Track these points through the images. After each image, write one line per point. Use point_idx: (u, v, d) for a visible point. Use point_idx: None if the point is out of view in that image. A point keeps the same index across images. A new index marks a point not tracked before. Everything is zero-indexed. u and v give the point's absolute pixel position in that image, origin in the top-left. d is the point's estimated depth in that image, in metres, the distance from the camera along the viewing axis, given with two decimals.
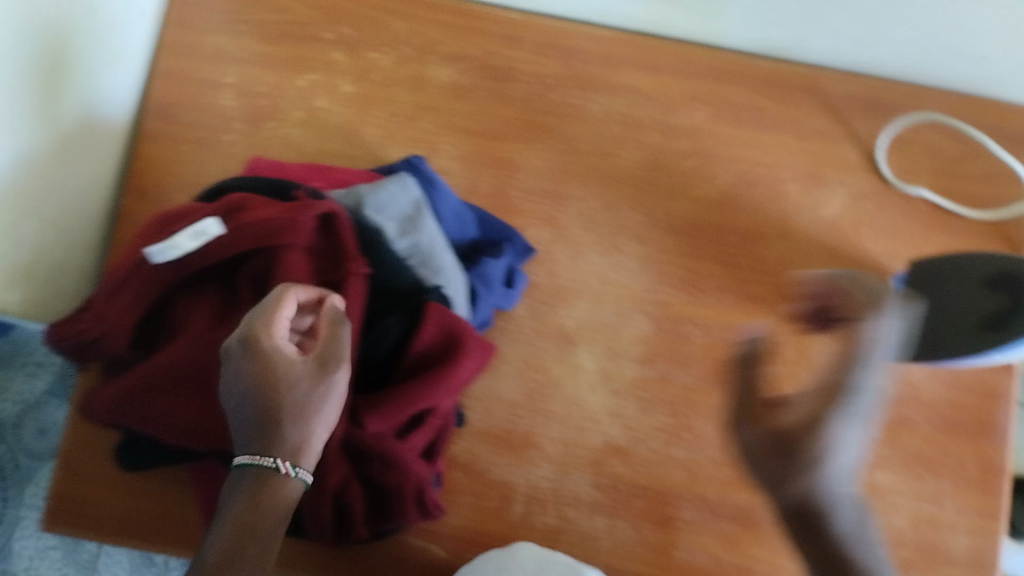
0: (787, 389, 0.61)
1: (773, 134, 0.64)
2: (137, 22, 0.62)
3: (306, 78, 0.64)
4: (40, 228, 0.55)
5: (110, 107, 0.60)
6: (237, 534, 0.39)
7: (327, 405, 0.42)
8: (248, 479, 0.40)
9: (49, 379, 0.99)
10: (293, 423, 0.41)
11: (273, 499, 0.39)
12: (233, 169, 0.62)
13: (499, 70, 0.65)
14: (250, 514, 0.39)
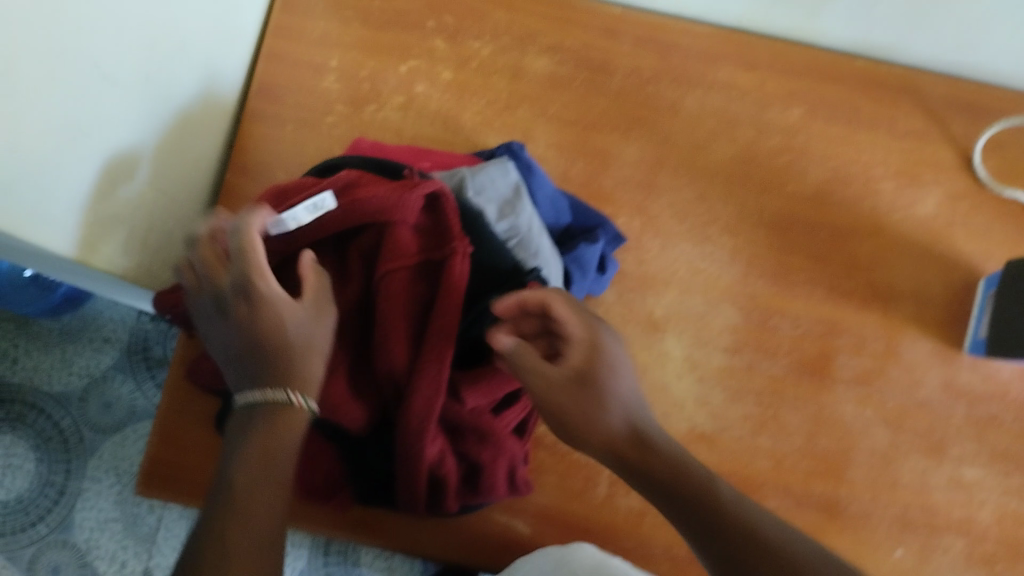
0: (873, 383, 0.63)
1: (869, 133, 0.67)
2: (249, 5, 0.64)
3: (407, 64, 0.65)
4: (154, 196, 0.56)
5: (220, 84, 0.62)
6: (260, 457, 0.42)
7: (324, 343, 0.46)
8: (263, 410, 0.44)
9: (115, 353, 1.04)
10: (292, 359, 0.45)
11: (289, 423, 0.44)
12: (337, 150, 0.64)
13: (598, 61, 0.66)
14: (270, 437, 0.43)
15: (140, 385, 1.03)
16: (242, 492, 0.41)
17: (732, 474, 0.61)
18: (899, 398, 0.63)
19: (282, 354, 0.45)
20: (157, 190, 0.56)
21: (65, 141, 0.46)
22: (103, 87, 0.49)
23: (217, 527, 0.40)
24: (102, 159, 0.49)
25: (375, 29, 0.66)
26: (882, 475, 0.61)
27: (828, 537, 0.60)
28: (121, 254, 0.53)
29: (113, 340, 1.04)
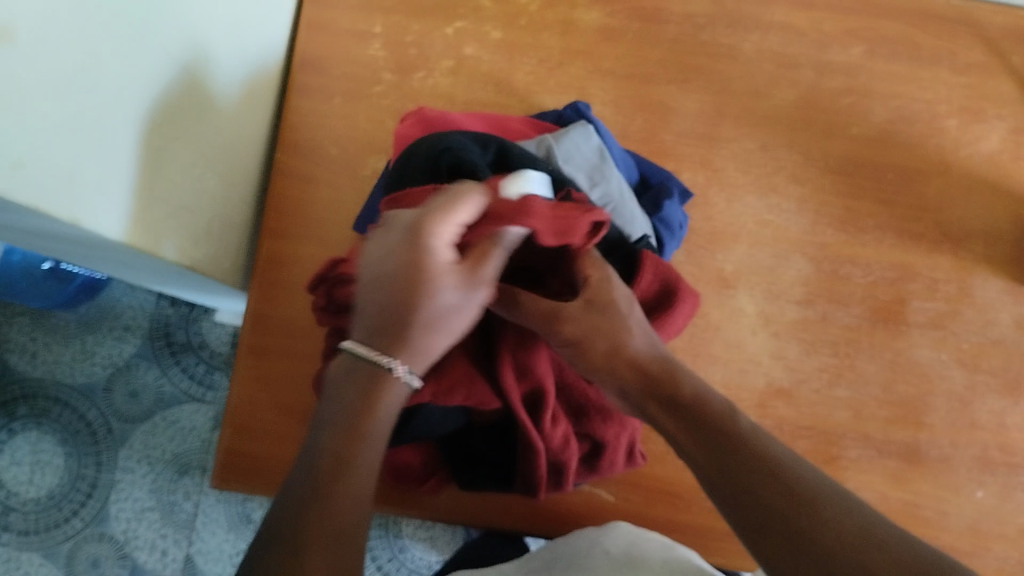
0: (948, 325, 0.62)
1: (929, 69, 0.65)
2: None
3: (453, 25, 0.63)
4: (214, 182, 0.54)
5: (265, 57, 0.59)
6: (348, 436, 0.36)
7: (456, 325, 0.39)
8: (361, 371, 0.38)
9: (138, 342, 1.05)
10: (417, 326, 0.38)
11: (385, 397, 0.38)
12: (388, 121, 0.62)
13: (650, 10, 0.64)
14: (363, 416, 0.37)
15: (166, 372, 1.05)
16: (330, 474, 0.35)
17: (811, 427, 0.60)
18: (974, 338, 0.62)
19: (407, 319, 0.38)
20: (220, 182, 0.55)
21: (144, 134, 0.43)
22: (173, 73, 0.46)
23: (303, 516, 0.34)
24: (180, 157, 0.48)
25: None
26: (960, 418, 0.61)
27: (909, 482, 0.60)
28: (190, 245, 0.52)
29: (133, 328, 1.05)
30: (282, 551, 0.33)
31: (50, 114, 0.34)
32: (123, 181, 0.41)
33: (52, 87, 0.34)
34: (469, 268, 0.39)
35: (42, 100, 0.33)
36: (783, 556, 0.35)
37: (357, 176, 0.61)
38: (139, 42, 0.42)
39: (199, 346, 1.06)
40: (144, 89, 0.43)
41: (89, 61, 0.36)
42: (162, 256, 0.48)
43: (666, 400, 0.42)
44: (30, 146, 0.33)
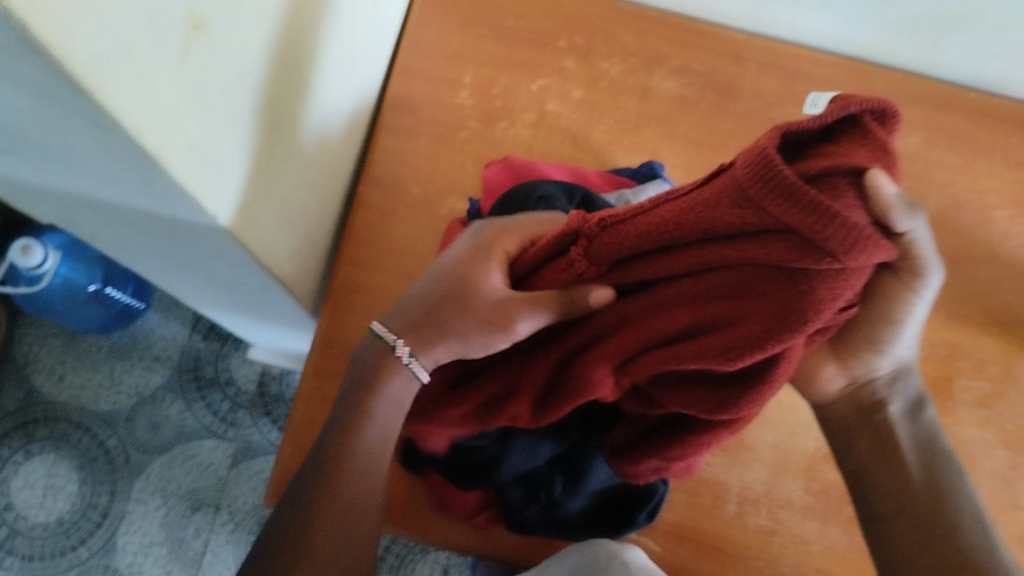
0: (993, 405, 0.64)
1: (982, 162, 0.69)
2: (393, 19, 0.65)
3: (538, 82, 0.67)
4: (311, 207, 0.58)
5: (364, 95, 0.63)
6: (353, 405, 0.45)
7: (462, 344, 0.43)
8: (374, 352, 0.46)
9: (166, 373, 1.07)
10: (432, 332, 0.44)
11: (386, 379, 0.45)
12: (469, 165, 0.65)
13: (724, 83, 0.68)
14: (367, 397, 0.45)
15: (190, 406, 1.06)
16: (340, 453, 0.45)
17: None
18: (1018, 420, 0.64)
19: (436, 322, 0.44)
20: (313, 206, 0.58)
21: (278, 150, 0.46)
22: (303, 99, 0.49)
23: (316, 496, 0.44)
24: (292, 175, 0.51)
25: (508, 46, 0.67)
26: (1004, 498, 0.62)
27: None
28: (286, 262, 0.55)
29: (163, 359, 1.07)
30: (296, 515, 0.44)
31: (225, 109, 0.37)
32: (257, 192, 0.44)
33: (231, 92, 0.37)
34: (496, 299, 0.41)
35: (218, 92, 0.35)
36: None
37: (436, 214, 0.64)
38: (292, 66, 0.45)
39: (225, 382, 1.08)
40: (284, 107, 0.46)
41: (254, 66, 0.39)
42: (268, 268, 0.51)
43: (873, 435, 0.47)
44: (208, 137, 0.35)
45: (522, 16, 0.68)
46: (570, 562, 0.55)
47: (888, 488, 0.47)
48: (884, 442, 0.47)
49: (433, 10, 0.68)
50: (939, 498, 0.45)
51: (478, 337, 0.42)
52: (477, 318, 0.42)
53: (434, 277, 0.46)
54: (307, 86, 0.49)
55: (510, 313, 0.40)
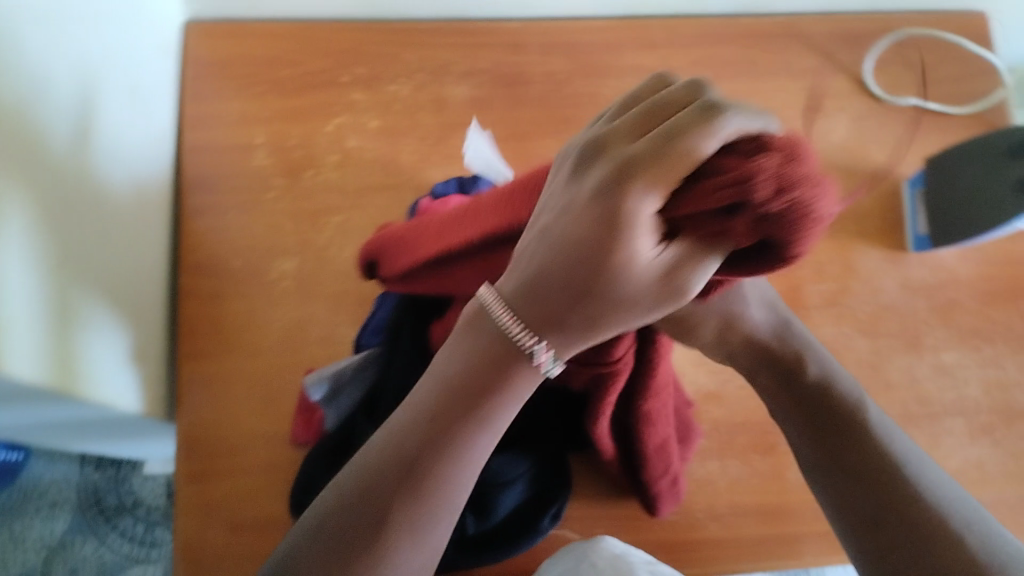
0: (844, 300, 0.67)
1: (771, 79, 0.72)
2: (162, 102, 0.64)
3: (332, 122, 0.66)
4: (117, 315, 0.57)
5: (152, 187, 0.62)
6: (461, 396, 0.36)
7: (620, 322, 0.34)
8: (480, 337, 0.36)
9: (68, 516, 1.01)
10: (580, 314, 0.33)
11: (519, 379, 0.36)
12: (287, 223, 0.64)
13: (512, 74, 0.69)
14: (488, 389, 0.36)
15: (106, 540, 1.01)
16: (410, 465, 0.36)
17: (745, 422, 0.66)
18: (870, 307, 0.67)
19: (592, 292, 0.33)
20: (122, 275, 0.57)
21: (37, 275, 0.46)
22: (60, 217, 0.49)
23: (394, 491, 0.36)
24: (78, 235, 0.51)
25: (292, 96, 0.66)
26: (876, 382, 0.65)
27: None
28: (99, 377, 0.54)
29: (60, 502, 1.01)
30: (352, 516, 0.36)
31: None
32: (16, 324, 0.43)
33: None
34: (669, 267, 0.31)
35: None
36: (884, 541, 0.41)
37: (266, 281, 0.63)
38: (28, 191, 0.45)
39: (134, 505, 1.02)
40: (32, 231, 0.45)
41: None
42: (71, 389, 0.50)
43: (786, 375, 0.48)
44: None
45: (297, 63, 0.67)
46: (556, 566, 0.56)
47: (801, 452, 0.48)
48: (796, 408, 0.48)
49: (208, 81, 0.66)
50: (854, 432, 0.45)
51: (621, 318, 0.33)
52: (582, 312, 0.33)
53: (557, 233, 0.33)
54: (68, 149, 0.50)
55: (688, 279, 0.31)
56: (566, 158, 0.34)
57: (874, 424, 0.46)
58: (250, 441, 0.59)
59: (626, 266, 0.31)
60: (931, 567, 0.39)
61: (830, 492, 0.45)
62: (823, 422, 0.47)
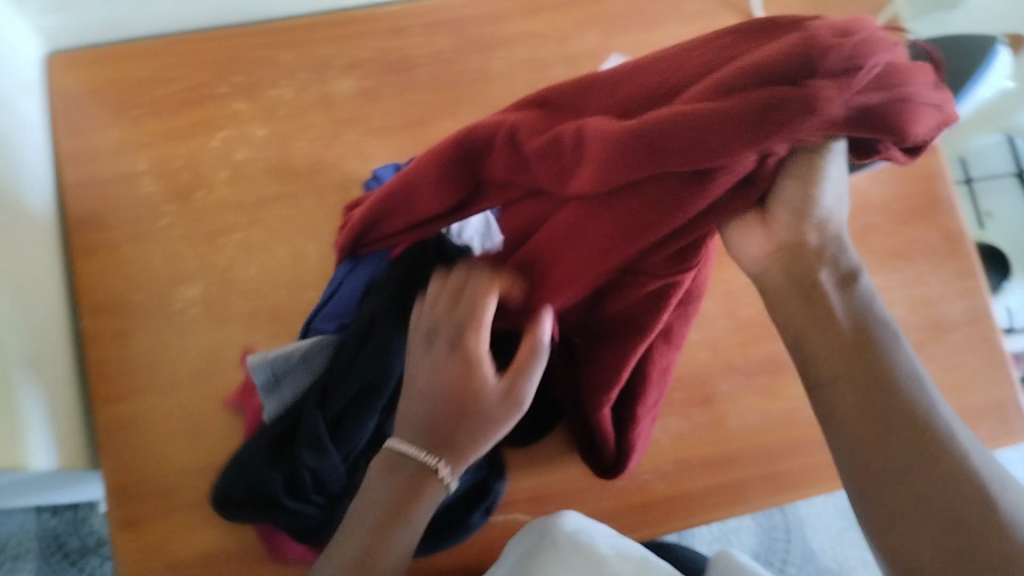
0: None
1: (663, 28, 0.70)
2: (35, 141, 0.60)
3: (217, 136, 0.64)
4: (23, 371, 0.54)
5: (38, 230, 0.59)
6: (375, 530, 0.42)
7: (488, 440, 0.42)
8: (401, 476, 0.42)
9: (32, 565, 0.98)
10: (462, 433, 0.42)
11: (429, 496, 0.43)
12: (185, 248, 0.62)
13: (399, 60, 0.67)
14: (400, 513, 0.42)
15: None
16: None
17: (681, 377, 0.64)
18: None
19: (453, 439, 0.42)
20: (36, 312, 0.57)
21: None
22: None
23: None
24: None
25: (172, 116, 0.64)
26: None
27: (781, 391, 0.65)
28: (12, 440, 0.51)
29: (22, 553, 0.98)
30: None
31: None
32: None
33: None
34: (505, 391, 0.42)
35: None
36: (875, 447, 0.36)
37: (172, 310, 0.60)
38: None
39: (98, 544, 1.00)
40: None
41: None
42: None
43: (796, 272, 0.40)
44: None
45: (171, 80, 0.64)
46: (519, 549, 0.52)
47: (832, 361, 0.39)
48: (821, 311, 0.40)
49: (82, 112, 0.63)
50: (888, 373, 0.38)
51: (491, 434, 0.42)
52: (474, 419, 0.42)
53: (427, 384, 0.42)
54: None
55: (522, 392, 0.42)
56: (417, 336, 0.44)
57: (902, 352, 0.39)
58: (180, 476, 0.58)
59: (481, 382, 0.42)
60: (929, 500, 0.35)
61: (821, 418, 0.39)
62: (860, 359, 0.38)
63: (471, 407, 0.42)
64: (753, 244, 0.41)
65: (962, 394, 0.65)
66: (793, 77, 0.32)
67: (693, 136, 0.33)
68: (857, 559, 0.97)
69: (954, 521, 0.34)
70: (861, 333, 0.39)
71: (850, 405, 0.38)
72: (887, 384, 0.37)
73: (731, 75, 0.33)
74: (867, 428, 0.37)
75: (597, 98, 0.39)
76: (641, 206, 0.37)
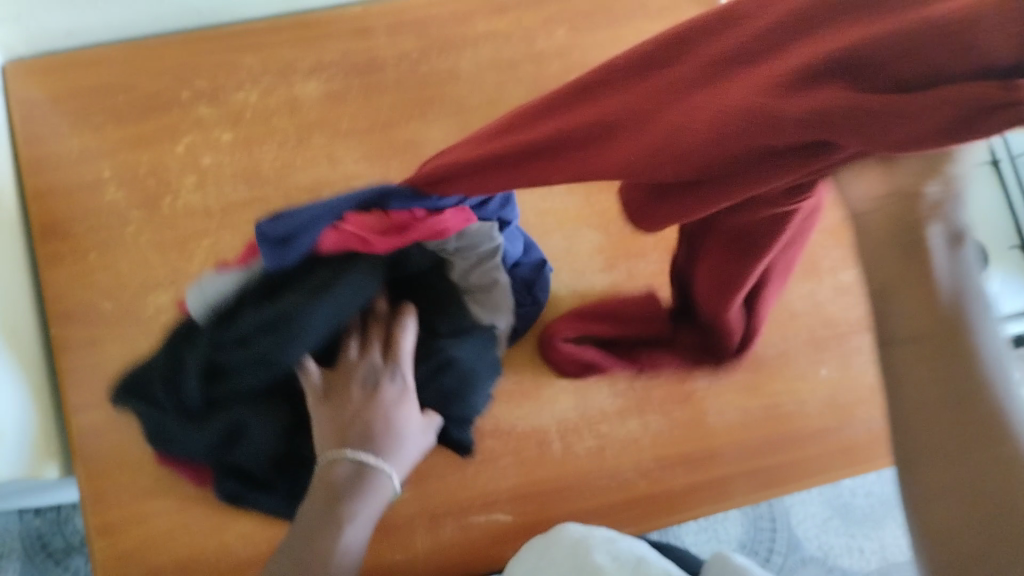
0: None
1: (628, 25, 0.70)
2: None
3: (182, 142, 0.63)
4: None
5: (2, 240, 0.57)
6: (309, 526, 0.45)
7: (411, 451, 0.50)
8: (348, 464, 0.47)
9: None
10: (383, 438, 0.49)
11: (368, 490, 0.47)
12: (152, 256, 0.60)
13: (365, 62, 0.66)
14: (338, 505, 0.46)
15: None
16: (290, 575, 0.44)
17: (659, 374, 0.64)
18: None
19: (368, 437, 0.49)
20: (14, 310, 0.57)
21: None
22: None
23: None
24: None
25: (136, 123, 0.63)
26: (778, 313, 0.66)
27: (760, 386, 0.64)
28: None
29: (9, 552, 0.89)
30: None
31: None
32: None
33: None
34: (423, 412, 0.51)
35: None
36: (935, 436, 0.29)
37: (141, 319, 0.59)
38: None
39: None
40: None
41: None
42: None
43: (902, 225, 0.31)
44: None
45: (135, 86, 0.63)
46: (522, 559, 0.51)
47: (903, 321, 0.30)
48: (912, 263, 0.30)
49: (44, 118, 0.62)
50: (970, 346, 0.29)
51: (407, 446, 0.49)
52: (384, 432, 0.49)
53: (360, 404, 0.49)
54: None
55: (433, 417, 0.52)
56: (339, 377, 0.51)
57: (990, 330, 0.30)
58: (153, 486, 0.56)
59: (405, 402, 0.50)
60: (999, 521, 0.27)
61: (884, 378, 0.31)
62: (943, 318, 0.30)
63: (396, 415, 0.49)
64: (865, 185, 0.32)
65: None
66: (947, 75, 0.26)
67: (857, 117, 0.27)
68: (843, 547, 0.97)
69: (999, 512, 0.27)
70: (961, 302, 0.30)
71: (917, 374, 0.30)
72: (968, 374, 0.29)
73: (825, 54, 0.28)
74: (940, 418, 0.29)
75: (691, 58, 0.34)
76: (782, 170, 0.32)
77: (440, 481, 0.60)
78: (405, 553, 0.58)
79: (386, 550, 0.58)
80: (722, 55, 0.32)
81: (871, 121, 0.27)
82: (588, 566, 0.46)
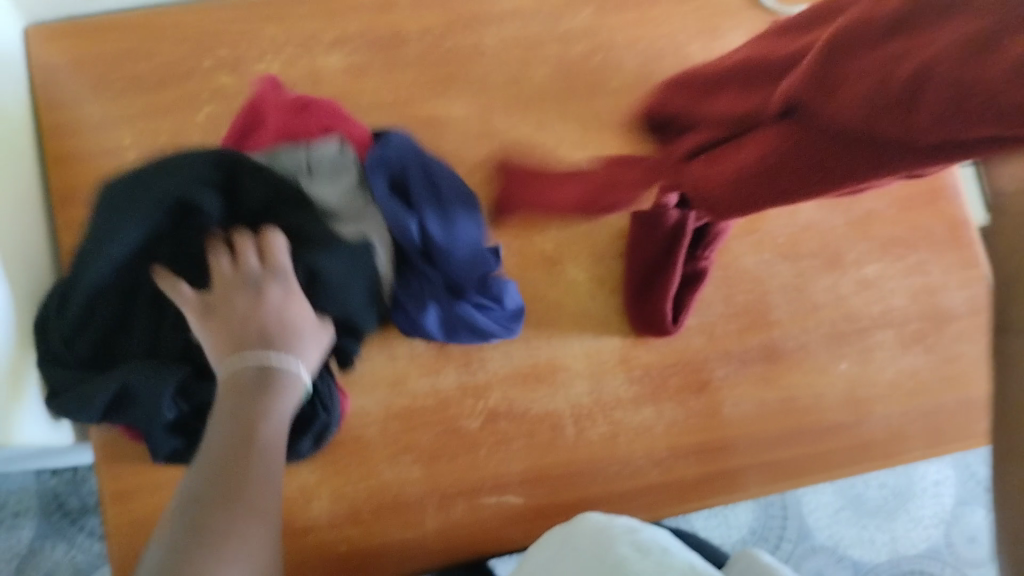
0: (762, 227, 0.66)
1: (658, 6, 0.69)
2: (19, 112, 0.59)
3: (203, 112, 0.62)
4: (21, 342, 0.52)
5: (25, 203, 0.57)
6: (232, 419, 0.39)
7: (309, 352, 0.45)
8: (253, 368, 0.42)
9: None
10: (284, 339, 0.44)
11: (280, 386, 0.42)
12: None
13: (389, 35, 0.66)
14: (259, 407, 0.40)
15: None
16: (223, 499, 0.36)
17: (675, 362, 0.63)
18: (786, 230, 0.66)
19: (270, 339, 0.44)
20: (4, 241, 0.51)
21: None
22: None
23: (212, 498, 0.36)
24: None
25: (158, 91, 0.62)
26: (801, 304, 0.65)
27: (777, 379, 0.63)
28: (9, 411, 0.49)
29: (23, 510, 0.82)
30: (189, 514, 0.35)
31: None
32: None
33: None
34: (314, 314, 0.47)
35: None
36: None
37: None
38: None
39: None
40: None
41: None
42: None
43: None
44: None
45: (157, 54, 0.63)
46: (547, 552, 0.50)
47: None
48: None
49: (67, 84, 0.62)
50: None
51: (308, 345, 0.45)
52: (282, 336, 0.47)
53: (246, 309, 0.44)
54: None
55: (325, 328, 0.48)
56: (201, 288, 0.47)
57: None
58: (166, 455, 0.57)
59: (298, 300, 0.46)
60: None
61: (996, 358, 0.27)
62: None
63: (291, 312, 0.45)
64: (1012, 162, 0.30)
65: (962, 385, 0.64)
66: None
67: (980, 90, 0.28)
68: (854, 538, 0.96)
69: None
70: None
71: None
72: None
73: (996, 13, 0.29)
74: None
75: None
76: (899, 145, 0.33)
77: (451, 462, 0.59)
78: (415, 532, 0.57)
79: (396, 527, 0.57)
80: (861, 20, 0.34)
81: (926, 101, 0.30)
82: (611, 556, 0.45)
